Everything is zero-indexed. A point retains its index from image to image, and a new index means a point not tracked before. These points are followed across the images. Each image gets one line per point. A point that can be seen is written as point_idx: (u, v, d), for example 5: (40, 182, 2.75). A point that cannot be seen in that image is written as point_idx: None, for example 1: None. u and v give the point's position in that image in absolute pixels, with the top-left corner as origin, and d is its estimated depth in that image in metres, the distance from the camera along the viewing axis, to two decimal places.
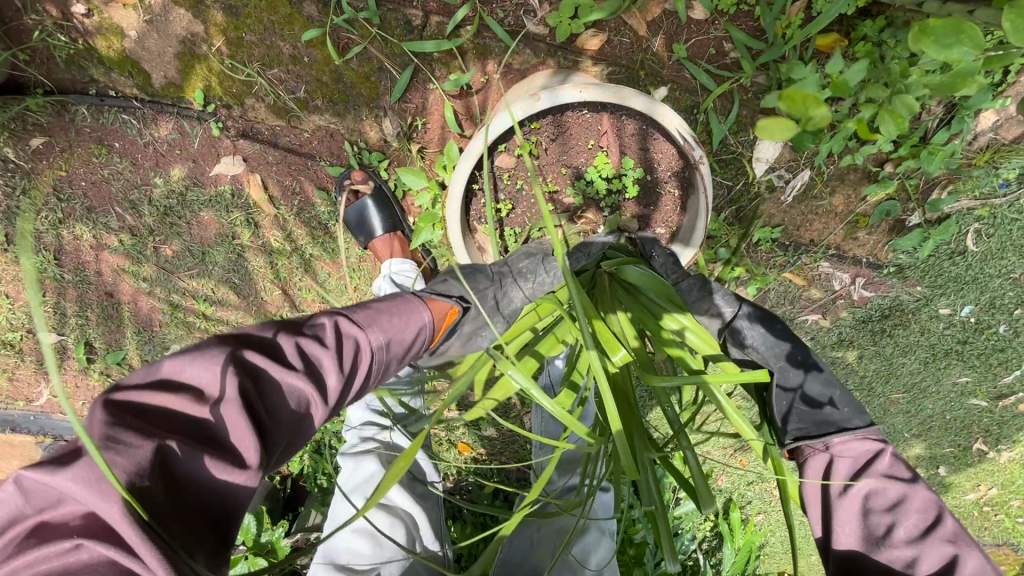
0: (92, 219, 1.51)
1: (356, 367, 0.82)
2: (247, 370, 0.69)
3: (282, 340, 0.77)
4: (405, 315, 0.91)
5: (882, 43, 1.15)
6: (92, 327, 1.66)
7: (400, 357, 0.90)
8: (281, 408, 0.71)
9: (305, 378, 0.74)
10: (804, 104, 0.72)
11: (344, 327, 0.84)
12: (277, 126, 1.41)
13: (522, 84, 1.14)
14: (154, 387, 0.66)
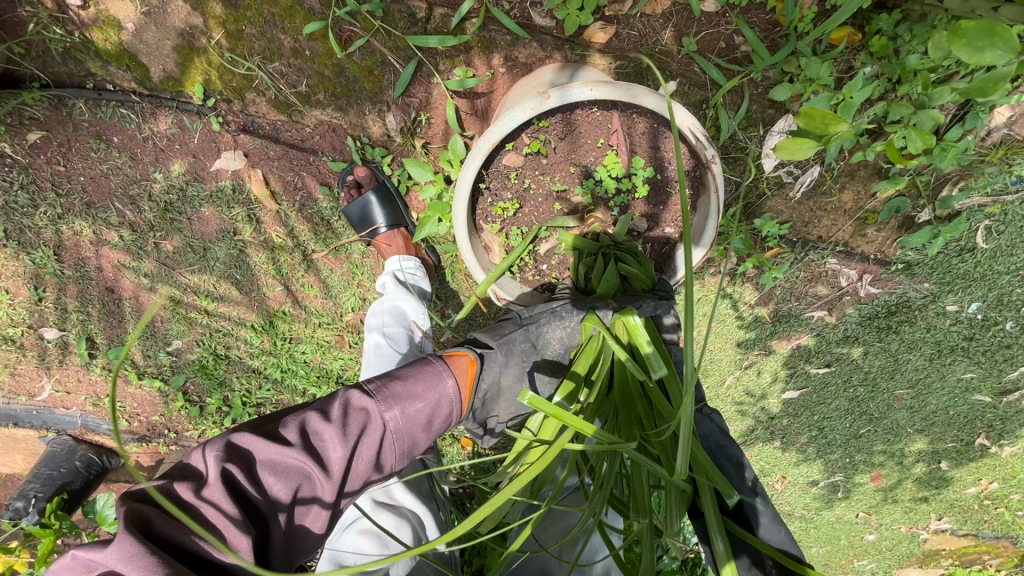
0: (91, 214, 1.49)
1: (363, 441, 0.84)
2: (240, 453, 0.77)
3: (293, 421, 0.82)
4: (423, 382, 0.92)
5: (897, 37, 1.12)
6: (93, 323, 1.66)
7: (418, 427, 0.90)
8: (274, 486, 0.77)
9: (301, 456, 0.79)
10: (822, 121, 0.99)
11: (357, 400, 0.86)
12: (278, 120, 1.39)
13: (530, 78, 1.11)
14: (187, 471, 0.77)
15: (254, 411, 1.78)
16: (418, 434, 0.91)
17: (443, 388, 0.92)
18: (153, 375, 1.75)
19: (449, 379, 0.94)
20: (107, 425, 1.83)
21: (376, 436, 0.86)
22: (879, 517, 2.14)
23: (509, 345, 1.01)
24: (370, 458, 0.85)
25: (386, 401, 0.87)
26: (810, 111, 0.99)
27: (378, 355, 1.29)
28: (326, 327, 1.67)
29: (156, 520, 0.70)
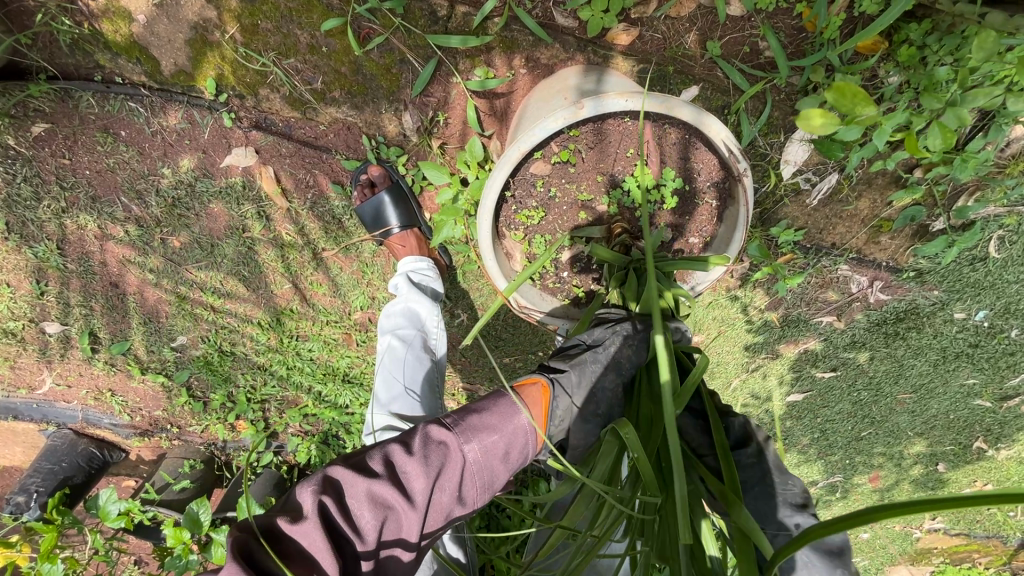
0: (96, 208, 1.46)
1: (444, 473, 0.83)
2: (333, 486, 0.79)
3: (378, 454, 0.83)
4: (499, 411, 0.88)
5: (925, 47, 1.10)
6: (97, 318, 1.63)
7: (497, 460, 0.86)
8: (364, 518, 0.78)
9: (387, 489, 0.79)
10: (851, 100, 0.89)
11: (436, 433, 0.85)
12: (291, 117, 1.36)
13: (554, 81, 1.10)
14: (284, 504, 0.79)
15: (259, 407, 1.78)
16: (499, 467, 0.87)
17: (519, 419, 0.86)
18: (157, 371, 1.73)
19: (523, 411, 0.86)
20: (109, 420, 1.82)
21: (456, 469, 0.84)
22: (874, 516, 2.16)
23: (582, 367, 0.90)
24: (454, 490, 0.84)
25: (464, 433, 0.85)
26: (840, 85, 0.88)
27: (391, 357, 1.29)
28: (334, 326, 1.65)
29: (259, 551, 0.73)
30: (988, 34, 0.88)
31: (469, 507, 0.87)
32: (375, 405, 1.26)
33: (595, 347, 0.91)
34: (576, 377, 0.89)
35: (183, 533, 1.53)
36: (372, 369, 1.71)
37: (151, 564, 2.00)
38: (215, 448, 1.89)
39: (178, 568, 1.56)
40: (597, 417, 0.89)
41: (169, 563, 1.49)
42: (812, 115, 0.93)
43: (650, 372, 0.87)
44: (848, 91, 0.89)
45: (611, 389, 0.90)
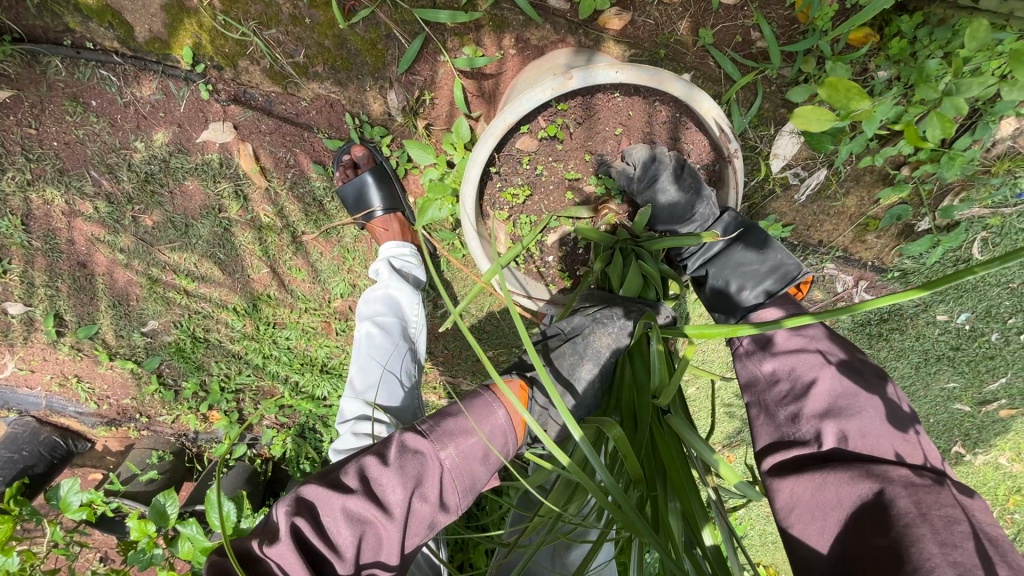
0: (64, 182, 1.39)
1: (423, 483, 0.77)
2: (306, 506, 0.74)
3: (352, 469, 0.77)
4: (475, 414, 0.82)
5: (916, 41, 1.09)
6: (63, 299, 1.56)
7: (476, 463, 0.80)
8: (340, 536, 0.73)
9: (362, 505, 0.74)
10: (844, 95, 0.88)
11: (411, 442, 0.79)
12: (272, 92, 1.32)
13: (542, 60, 1.07)
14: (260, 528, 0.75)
15: (233, 396, 1.73)
16: (480, 471, 0.81)
17: (495, 419, 0.82)
18: (125, 357, 1.66)
19: (498, 406, 0.83)
20: (74, 407, 1.74)
21: (435, 477, 0.78)
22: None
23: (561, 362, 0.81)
24: (434, 498, 0.78)
25: (440, 439, 0.79)
26: (832, 81, 0.89)
27: (369, 343, 1.24)
28: (313, 313, 1.60)
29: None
30: (981, 23, 0.88)
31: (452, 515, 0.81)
32: (350, 394, 1.21)
33: (574, 338, 0.82)
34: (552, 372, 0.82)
35: (147, 526, 1.47)
36: (351, 359, 1.67)
37: (115, 559, 1.92)
38: (186, 439, 1.83)
39: (141, 562, 1.49)
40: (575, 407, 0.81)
41: (131, 556, 1.43)
42: (805, 113, 0.93)
43: (633, 362, 0.78)
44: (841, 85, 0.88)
45: (591, 382, 0.80)
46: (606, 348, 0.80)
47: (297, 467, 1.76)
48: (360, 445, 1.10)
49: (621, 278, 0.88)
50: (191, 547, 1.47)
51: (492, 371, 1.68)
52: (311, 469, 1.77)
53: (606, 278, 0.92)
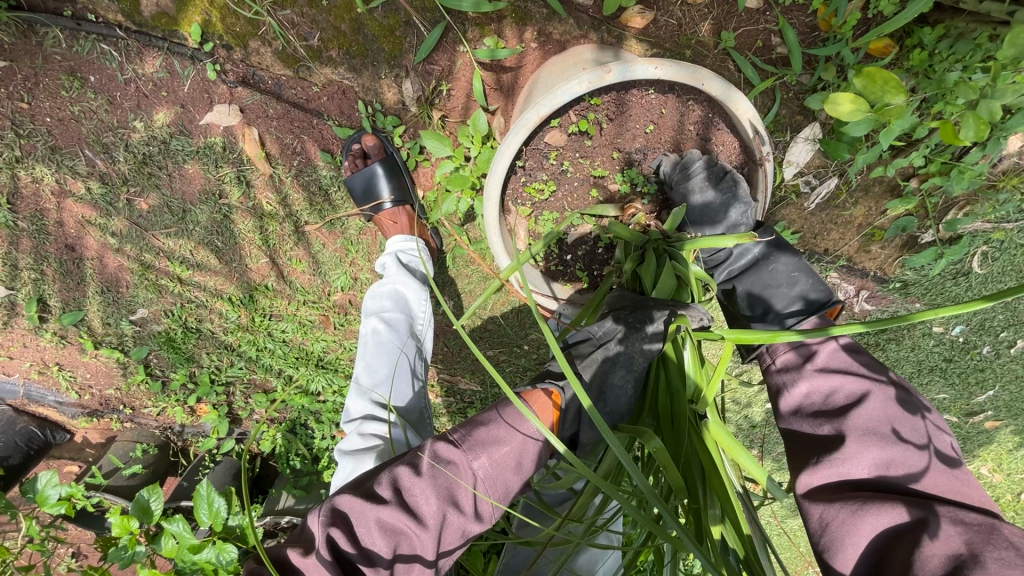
0: (55, 160, 1.33)
1: (456, 493, 0.74)
2: (340, 516, 0.71)
3: (384, 478, 0.74)
4: (507, 422, 0.78)
5: (935, 54, 1.10)
6: (48, 283, 1.49)
7: (511, 474, 0.76)
8: (374, 548, 0.70)
9: (395, 516, 0.71)
10: (882, 86, 0.92)
11: (444, 451, 0.75)
12: (282, 75, 1.28)
13: (568, 55, 1.05)
14: (295, 536, 0.73)
15: (223, 389, 1.67)
16: (515, 482, 0.77)
17: (527, 428, 0.77)
18: (112, 346, 1.59)
19: (530, 415, 0.78)
20: (54, 397, 1.67)
21: (469, 487, 0.74)
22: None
23: (590, 367, 0.79)
24: (469, 509, 0.74)
25: (472, 448, 0.75)
26: (870, 72, 0.92)
27: (377, 342, 1.20)
28: (311, 306, 1.55)
29: None
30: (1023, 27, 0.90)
31: (486, 525, 0.77)
32: (355, 392, 1.17)
33: (606, 343, 0.80)
34: (587, 381, 0.78)
35: (130, 522, 1.41)
36: (348, 354, 1.62)
37: (89, 556, 1.85)
38: (171, 433, 1.76)
39: (122, 560, 1.43)
40: (607, 412, 0.78)
41: (112, 554, 1.36)
42: (838, 102, 0.97)
43: (667, 369, 0.76)
44: (879, 76, 0.92)
45: (622, 388, 0.78)
46: (639, 354, 0.78)
47: (287, 464, 1.71)
48: (367, 445, 1.07)
49: (654, 278, 0.85)
50: (176, 544, 1.41)
51: (492, 371, 1.65)
52: (300, 467, 1.72)
53: (636, 280, 0.90)
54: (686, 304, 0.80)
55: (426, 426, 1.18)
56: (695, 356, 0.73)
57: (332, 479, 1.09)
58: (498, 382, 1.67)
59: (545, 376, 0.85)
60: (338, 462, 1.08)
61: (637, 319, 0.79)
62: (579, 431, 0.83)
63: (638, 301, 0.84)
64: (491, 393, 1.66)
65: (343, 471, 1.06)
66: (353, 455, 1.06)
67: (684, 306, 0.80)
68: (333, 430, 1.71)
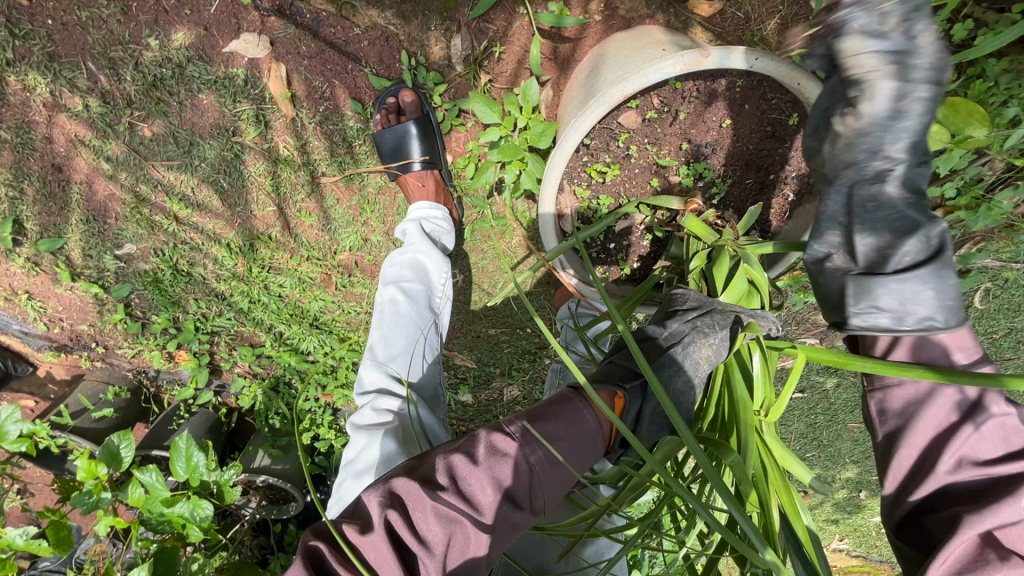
0: (53, 69, 1.21)
1: (514, 486, 0.71)
2: (397, 498, 0.68)
3: (441, 464, 0.71)
4: (565, 418, 0.76)
5: (995, 86, 1.07)
6: (27, 204, 1.37)
7: (565, 471, 0.74)
8: (430, 534, 0.67)
9: (453, 504, 0.68)
10: (965, 118, 0.86)
11: (501, 442, 0.72)
12: (322, 11, 1.19)
13: (637, 33, 1.00)
14: (349, 514, 0.70)
15: (207, 339, 1.58)
16: (565, 479, 0.74)
17: (586, 424, 0.76)
18: (91, 279, 1.48)
19: (587, 412, 0.77)
20: (20, 326, 1.56)
21: (525, 482, 0.71)
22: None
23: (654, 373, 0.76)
24: (524, 504, 0.71)
25: (530, 442, 0.72)
26: (954, 100, 0.86)
27: (397, 312, 1.14)
28: (314, 263, 1.47)
29: (328, 561, 0.65)
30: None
31: (538, 517, 0.74)
32: (368, 362, 1.12)
33: (672, 349, 0.77)
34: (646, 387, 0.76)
35: (98, 467, 1.32)
36: (346, 317, 1.55)
37: (39, 496, 1.74)
38: (146, 377, 1.66)
39: (84, 506, 1.34)
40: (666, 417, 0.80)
41: (74, 499, 1.27)
42: (920, 128, 0.90)
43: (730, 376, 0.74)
44: (962, 106, 0.85)
45: (683, 394, 0.76)
46: (702, 362, 0.76)
47: (266, 422, 1.63)
48: (380, 420, 1.04)
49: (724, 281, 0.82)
50: (145, 495, 1.32)
51: (492, 350, 1.61)
52: (279, 427, 1.64)
53: (702, 279, 0.86)
54: (754, 310, 0.77)
55: (438, 404, 1.15)
56: (764, 368, 0.71)
57: (342, 452, 1.05)
58: (495, 362, 1.63)
59: (605, 379, 0.78)
60: (349, 436, 1.05)
61: (709, 318, 0.76)
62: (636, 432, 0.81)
63: (705, 300, 0.80)
64: (486, 371, 1.62)
65: (355, 446, 1.03)
66: (366, 430, 1.02)
67: (750, 315, 0.78)
68: (318, 392, 1.62)
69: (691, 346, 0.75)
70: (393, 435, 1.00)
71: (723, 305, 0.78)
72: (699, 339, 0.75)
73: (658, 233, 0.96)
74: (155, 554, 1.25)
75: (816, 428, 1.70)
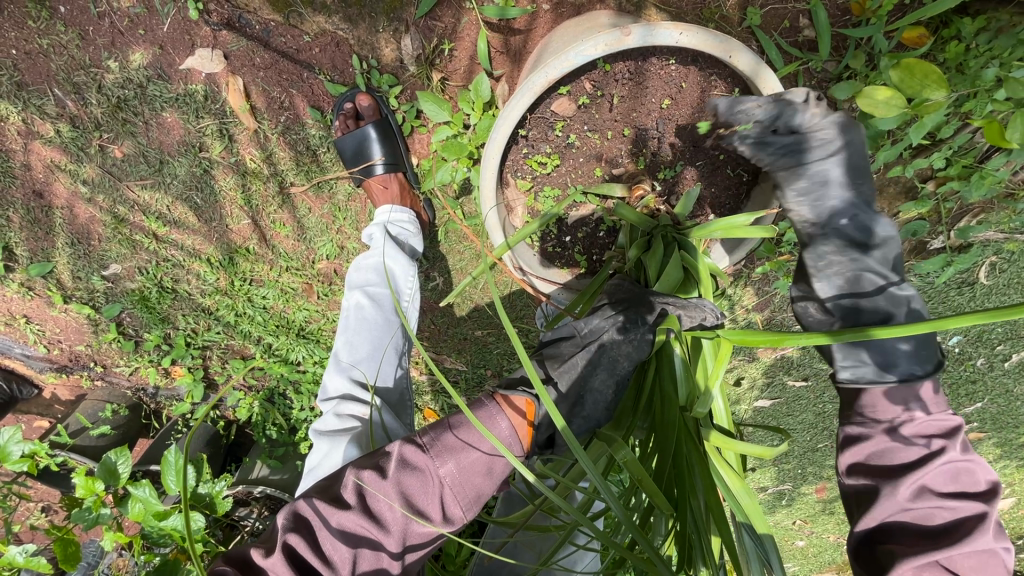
0: (22, 98, 1.24)
1: (420, 502, 0.75)
2: (304, 521, 0.74)
3: (346, 485, 0.75)
4: (478, 428, 0.78)
5: (972, 48, 1.01)
6: (13, 231, 1.40)
7: (479, 479, 0.76)
8: (337, 553, 0.72)
9: (357, 523, 0.72)
10: (921, 81, 0.83)
11: (410, 456, 0.76)
12: (271, 20, 1.19)
13: (580, 19, 0.98)
14: (267, 536, 0.76)
15: (199, 353, 1.60)
16: (483, 486, 0.77)
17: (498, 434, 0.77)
18: (81, 301, 1.51)
19: (499, 418, 0.77)
20: (21, 349, 1.60)
21: (434, 493, 0.75)
22: (812, 526, 1.91)
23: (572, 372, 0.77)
24: (433, 517, 0.75)
25: (441, 455, 0.76)
26: (909, 63, 0.82)
27: (359, 317, 1.13)
28: (294, 273, 1.47)
29: None
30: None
31: (452, 526, 0.77)
32: (333, 369, 1.11)
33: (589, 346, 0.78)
34: (565, 385, 0.77)
35: (96, 484, 1.31)
36: (331, 326, 1.54)
37: (58, 513, 1.80)
38: (144, 394, 1.68)
39: (87, 521, 1.33)
40: (583, 418, 0.77)
41: (74, 515, 1.27)
42: (872, 95, 0.87)
43: (658, 370, 0.73)
44: (918, 69, 0.82)
45: (601, 393, 0.76)
46: (624, 359, 0.76)
47: (263, 433, 1.64)
48: (343, 427, 1.03)
49: (658, 270, 0.83)
50: (143, 509, 1.30)
51: (479, 352, 1.58)
52: (276, 438, 1.64)
53: (639, 269, 0.87)
54: (687, 300, 0.77)
55: (406, 408, 1.14)
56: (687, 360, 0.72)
57: (307, 459, 1.05)
58: (485, 364, 1.60)
59: (518, 384, 0.80)
60: (313, 443, 1.04)
61: (640, 308, 0.77)
62: (555, 434, 0.81)
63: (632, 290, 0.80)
64: (477, 374, 1.60)
65: (318, 452, 1.03)
66: (329, 437, 1.02)
67: (670, 305, 0.77)
68: (311, 401, 1.63)
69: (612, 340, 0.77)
70: (356, 441, 1.00)
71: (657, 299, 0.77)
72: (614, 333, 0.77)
73: (610, 223, 0.95)
74: (156, 568, 1.22)
75: (822, 416, 1.63)
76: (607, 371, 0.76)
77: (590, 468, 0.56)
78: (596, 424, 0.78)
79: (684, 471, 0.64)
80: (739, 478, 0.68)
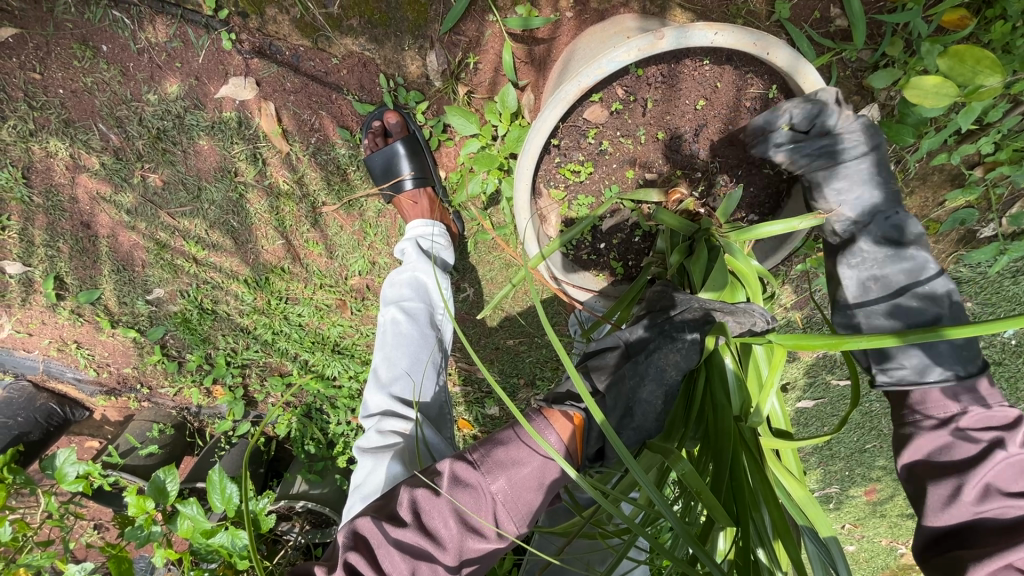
0: (69, 134, 1.30)
1: (474, 518, 0.74)
2: (363, 540, 0.74)
3: (402, 503, 0.76)
4: (526, 442, 0.77)
5: (1019, 26, 0.96)
6: (63, 261, 1.47)
7: (531, 495, 0.76)
8: (395, 570, 0.72)
9: (414, 540, 0.73)
10: (973, 68, 0.79)
11: (462, 472, 0.75)
12: (300, 45, 1.23)
13: (605, 24, 0.98)
14: (326, 555, 0.77)
15: (239, 372, 1.63)
16: (536, 501, 0.76)
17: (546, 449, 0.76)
18: (128, 325, 1.57)
19: (550, 432, 0.75)
20: (72, 374, 1.64)
21: (488, 509, 0.75)
22: (863, 529, 1.83)
23: (620, 386, 0.75)
24: (488, 533, 0.75)
25: (492, 470, 0.75)
26: (958, 50, 0.79)
27: (396, 332, 1.14)
28: (328, 290, 1.49)
29: None
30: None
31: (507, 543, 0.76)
32: (373, 384, 1.12)
33: (636, 357, 0.76)
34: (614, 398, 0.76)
35: (146, 502, 1.33)
36: (364, 340, 1.56)
37: (110, 531, 1.85)
38: (188, 413, 1.71)
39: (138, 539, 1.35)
40: (635, 429, 0.76)
41: (126, 533, 1.29)
42: (921, 85, 0.84)
43: (708, 378, 0.72)
44: (970, 55, 0.78)
45: (651, 404, 0.74)
46: (673, 367, 0.74)
47: (302, 448, 1.65)
48: (386, 443, 1.04)
49: (704, 275, 0.81)
50: (190, 526, 1.31)
51: (512, 361, 1.57)
52: (314, 453, 1.65)
53: (682, 274, 0.86)
54: (736, 306, 0.75)
55: (447, 421, 1.14)
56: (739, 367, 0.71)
57: (352, 477, 1.06)
58: (517, 373, 1.58)
59: (566, 398, 0.80)
60: (358, 461, 1.05)
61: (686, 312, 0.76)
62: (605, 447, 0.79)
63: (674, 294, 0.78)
64: (510, 383, 1.59)
65: (362, 470, 1.03)
66: (373, 454, 1.03)
67: (715, 309, 0.75)
68: (348, 415, 1.65)
69: (664, 351, 0.74)
70: (400, 457, 1.00)
71: (702, 303, 0.76)
72: (666, 343, 0.74)
73: (645, 228, 0.93)
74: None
75: (870, 415, 1.57)
76: (658, 383, 0.74)
77: (643, 477, 0.56)
78: (647, 435, 0.76)
79: (740, 483, 0.62)
80: (802, 485, 0.65)
